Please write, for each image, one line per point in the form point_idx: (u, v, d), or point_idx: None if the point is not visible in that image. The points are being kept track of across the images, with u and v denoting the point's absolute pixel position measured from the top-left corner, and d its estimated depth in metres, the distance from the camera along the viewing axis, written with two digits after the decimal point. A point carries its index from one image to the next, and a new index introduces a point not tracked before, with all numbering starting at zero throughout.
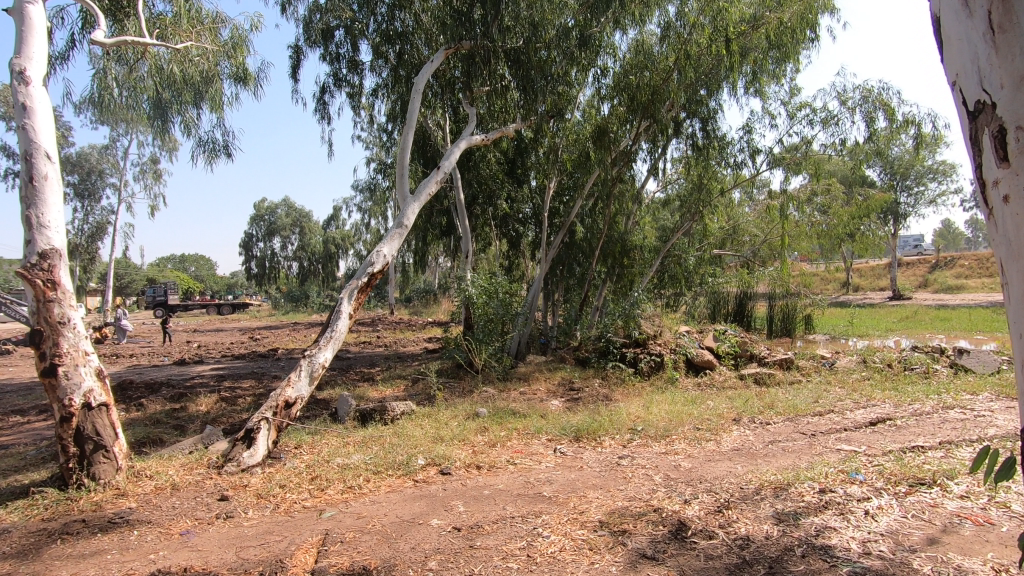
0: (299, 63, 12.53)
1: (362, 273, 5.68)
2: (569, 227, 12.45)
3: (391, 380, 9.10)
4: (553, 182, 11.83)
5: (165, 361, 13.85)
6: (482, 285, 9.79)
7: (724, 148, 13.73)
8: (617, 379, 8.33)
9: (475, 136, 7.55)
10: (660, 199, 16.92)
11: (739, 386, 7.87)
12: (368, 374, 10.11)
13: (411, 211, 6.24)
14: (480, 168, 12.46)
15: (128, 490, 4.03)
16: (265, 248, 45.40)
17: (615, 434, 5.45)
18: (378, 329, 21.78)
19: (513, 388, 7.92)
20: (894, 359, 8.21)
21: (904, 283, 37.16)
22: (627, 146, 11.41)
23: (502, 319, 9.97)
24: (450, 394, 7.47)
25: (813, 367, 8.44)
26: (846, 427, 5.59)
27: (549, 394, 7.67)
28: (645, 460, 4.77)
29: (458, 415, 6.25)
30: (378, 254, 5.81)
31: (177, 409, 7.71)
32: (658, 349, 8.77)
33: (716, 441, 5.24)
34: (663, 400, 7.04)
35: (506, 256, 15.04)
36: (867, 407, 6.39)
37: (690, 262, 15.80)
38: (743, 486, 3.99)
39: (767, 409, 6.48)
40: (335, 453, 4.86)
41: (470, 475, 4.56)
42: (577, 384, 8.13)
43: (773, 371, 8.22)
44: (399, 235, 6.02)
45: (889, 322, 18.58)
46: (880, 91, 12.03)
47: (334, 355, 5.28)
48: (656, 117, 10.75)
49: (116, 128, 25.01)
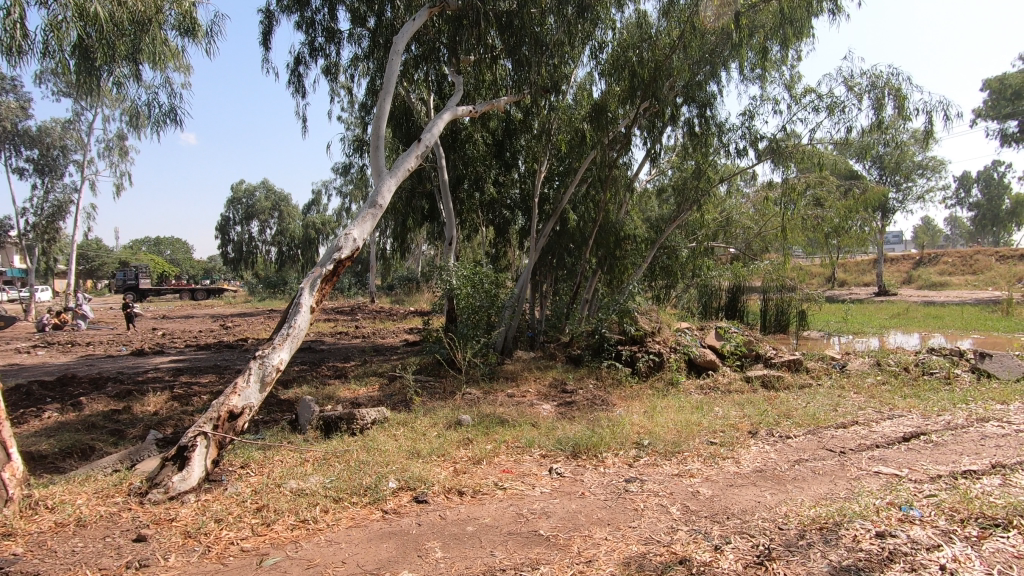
0: (271, 30, 11.52)
1: (328, 259, 4.84)
2: (561, 214, 11.70)
3: (365, 378, 8.29)
4: (545, 165, 11.04)
5: (122, 351, 12.85)
6: (466, 275, 9.02)
7: (723, 136, 13.08)
8: (614, 380, 7.62)
9: (465, 107, 6.68)
10: (654, 188, 16.22)
11: (745, 389, 7.25)
12: (342, 369, 9.29)
13: (387, 188, 5.38)
14: (467, 148, 11.56)
15: (18, 528, 3.20)
16: (242, 231, 43.91)
17: (618, 450, 4.74)
18: (356, 318, 20.92)
19: (499, 390, 7.17)
20: (911, 362, 7.63)
21: (888, 279, 37.27)
22: (625, 127, 10.68)
23: (488, 312, 9.20)
24: (430, 397, 6.72)
25: (823, 369, 7.83)
26: (877, 443, 4.94)
27: (540, 397, 6.93)
28: (657, 485, 4.06)
29: (438, 423, 5.48)
30: (347, 237, 4.98)
31: (121, 409, 6.84)
32: (657, 348, 8.10)
33: (735, 460, 4.56)
34: (667, 407, 6.35)
35: (493, 244, 14.28)
36: (892, 417, 5.77)
37: (683, 253, 15.14)
38: (782, 527, 3.30)
39: (783, 419, 5.82)
40: (289, 474, 4.06)
41: (451, 504, 3.81)
42: (570, 385, 7.42)
43: (781, 374, 7.59)
44: (373, 216, 5.19)
45: (881, 319, 18.24)
46: (891, 76, 11.40)
47: (291, 356, 4.46)
48: (657, 95, 10.15)
49: (79, 101, 23.62)
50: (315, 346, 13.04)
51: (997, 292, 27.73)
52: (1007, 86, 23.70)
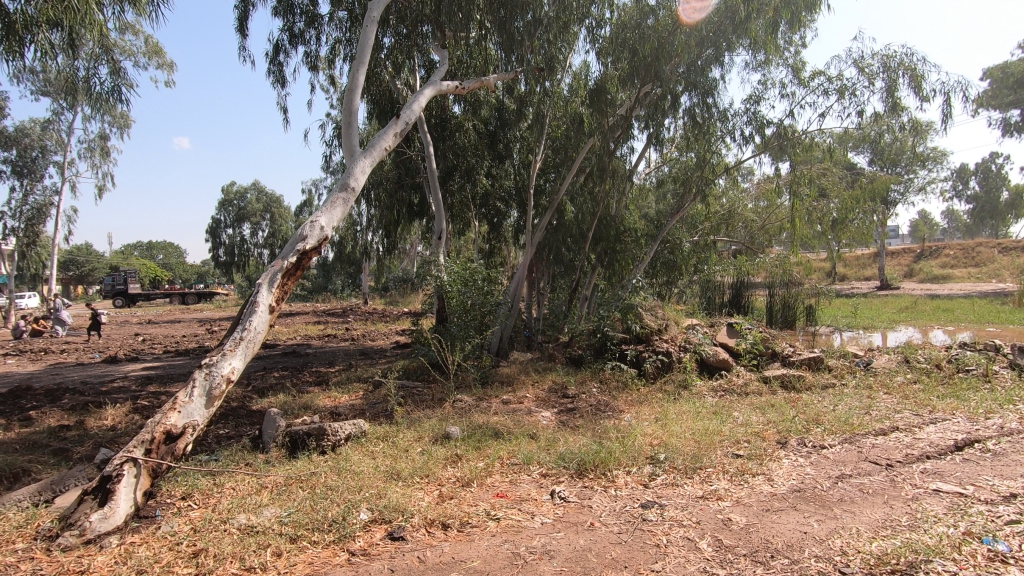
0: (247, 15, 10.81)
1: (290, 250, 4.17)
2: (558, 206, 11.05)
3: (347, 384, 7.61)
4: (540, 154, 10.39)
5: (96, 358, 12.12)
6: (457, 272, 8.37)
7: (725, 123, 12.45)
8: (619, 383, 6.98)
9: (450, 82, 6.00)
10: (653, 181, 15.57)
11: (763, 392, 6.61)
12: (324, 375, 8.60)
13: (360, 170, 4.70)
14: (457, 137, 10.88)
15: None
16: (233, 234, 43.07)
17: (631, 467, 4.08)
18: (347, 321, 20.19)
19: (494, 396, 6.50)
20: (943, 359, 7.00)
21: (890, 273, 36.74)
22: (624, 112, 10.09)
23: (481, 311, 8.54)
24: (416, 406, 6.05)
25: (846, 367, 7.20)
26: (927, 454, 4.30)
27: (538, 404, 6.27)
28: (681, 512, 3.39)
29: (423, 438, 4.81)
30: (313, 225, 4.31)
31: (72, 424, 6.12)
32: (665, 347, 7.46)
33: (768, 479, 3.91)
34: (681, 414, 5.69)
35: (487, 240, 13.62)
36: (936, 422, 5.12)
37: (686, 247, 14.49)
38: (843, 571, 2.65)
39: (813, 425, 5.16)
40: (240, 507, 3.37)
41: (434, 541, 3.13)
42: (572, 390, 6.76)
43: (801, 374, 6.95)
44: (343, 201, 4.52)
45: (889, 313, 17.65)
46: (905, 55, 10.77)
47: (244, 364, 3.80)
48: (659, 75, 9.55)
49: (59, 100, 22.89)
50: (300, 349, 12.34)
51: (1002, 285, 27.18)
52: (1009, 74, 23.07)
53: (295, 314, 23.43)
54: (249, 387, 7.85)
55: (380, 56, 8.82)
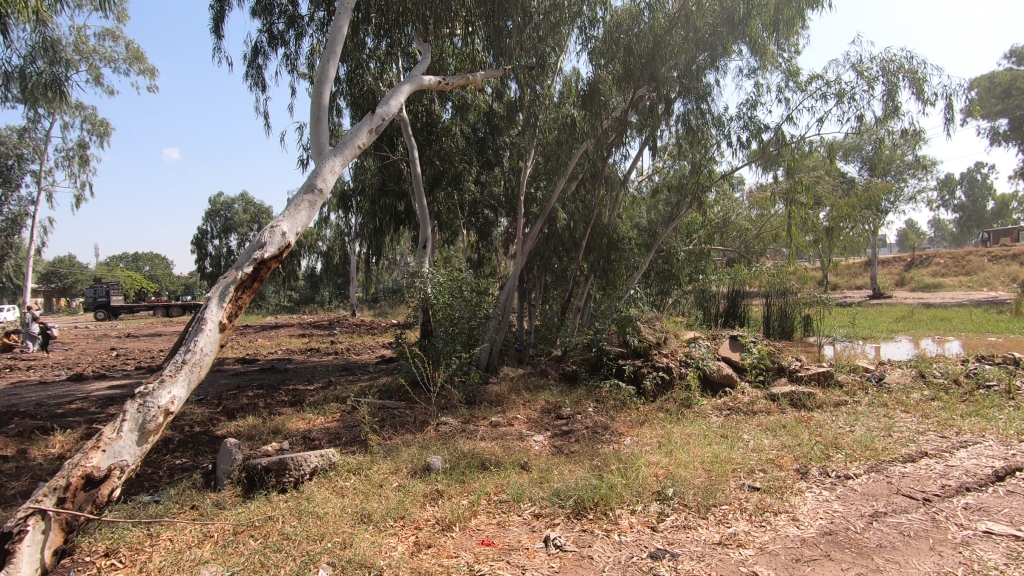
0: (223, 15, 10.32)
1: (246, 260, 3.64)
2: (550, 213, 10.59)
3: (323, 404, 7.05)
4: (530, 160, 9.96)
5: (62, 375, 11.45)
6: (443, 283, 7.86)
7: (720, 129, 12.09)
8: (616, 402, 6.49)
9: (430, 77, 5.51)
10: (647, 190, 15.18)
11: (772, 411, 6.14)
12: (300, 394, 8.02)
13: (330, 170, 4.19)
14: (443, 142, 10.40)
15: None
16: (220, 244, 42.28)
17: (636, 506, 3.58)
18: (333, 333, 19.56)
19: (482, 418, 5.97)
20: (960, 374, 6.57)
21: (882, 281, 36.62)
22: (617, 115, 9.70)
23: (469, 324, 8.01)
24: (396, 432, 5.50)
25: (857, 383, 6.75)
26: (966, 485, 3.83)
27: (530, 427, 5.76)
28: (698, 566, 2.88)
29: (400, 471, 4.27)
30: (274, 231, 3.79)
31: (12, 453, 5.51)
32: (665, 362, 6.97)
33: (794, 519, 3.41)
34: (686, 437, 5.20)
35: (476, 249, 13.13)
36: (967, 445, 4.67)
37: (681, 256, 14.08)
38: None
39: (833, 450, 4.69)
40: (175, 565, 2.82)
41: None
42: (566, 410, 6.26)
43: (811, 390, 6.48)
44: (310, 204, 4.01)
45: (886, 322, 17.33)
46: (906, 59, 10.48)
47: (187, 393, 3.26)
48: (655, 77, 9.18)
49: (35, 107, 22.29)
50: (279, 365, 11.72)
51: (995, 293, 26.99)
52: (996, 83, 23.05)
53: (280, 327, 22.76)
54: (217, 408, 7.26)
55: (361, 55, 8.35)
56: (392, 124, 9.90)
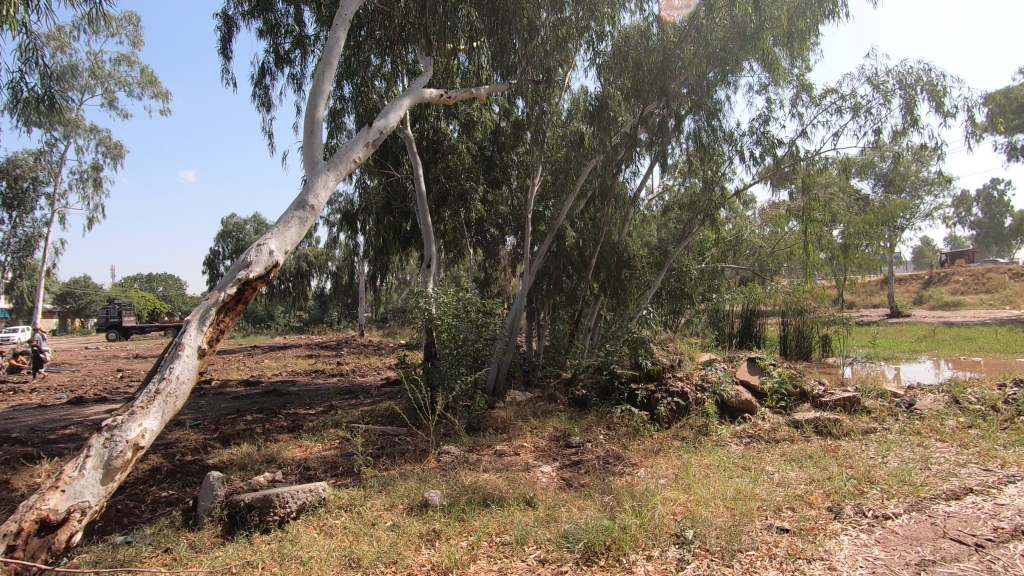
0: (230, 37, 10.32)
1: (229, 281, 3.40)
2: (558, 231, 10.36)
3: (322, 431, 6.77)
4: (538, 178, 9.76)
5: (64, 398, 11.28)
6: (448, 304, 7.61)
7: (731, 146, 11.87)
8: (629, 429, 6.16)
9: (432, 89, 5.32)
10: (658, 208, 14.93)
11: (796, 439, 5.77)
12: (300, 419, 7.76)
13: (323, 184, 3.97)
14: (449, 159, 10.25)
15: None
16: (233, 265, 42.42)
17: (651, 550, 3.24)
18: (340, 354, 19.35)
19: (486, 447, 5.66)
20: (999, 400, 6.15)
21: (899, 299, 35.86)
22: (626, 132, 9.52)
23: (474, 346, 7.73)
24: (395, 462, 5.21)
25: (886, 410, 6.34)
26: (1021, 528, 3.44)
27: (537, 456, 5.43)
28: None
29: (395, 507, 3.97)
30: (260, 250, 3.55)
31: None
32: (680, 387, 6.61)
33: (831, 568, 3.05)
34: (705, 469, 4.85)
35: (484, 269, 12.90)
36: (1015, 481, 4.27)
37: (693, 275, 13.75)
38: None
39: (867, 484, 4.31)
40: None
41: None
42: (575, 437, 5.92)
43: (837, 417, 6.10)
44: (300, 222, 3.79)
45: (907, 343, 16.77)
46: (925, 71, 10.21)
47: (158, 425, 2.99)
48: (665, 92, 8.99)
49: (51, 130, 22.63)
50: (282, 388, 11.48)
51: (1019, 312, 26.21)
52: (1012, 99, 22.63)
53: (287, 348, 22.58)
54: (213, 435, 7.00)
55: (366, 73, 8.25)
56: (397, 142, 9.77)
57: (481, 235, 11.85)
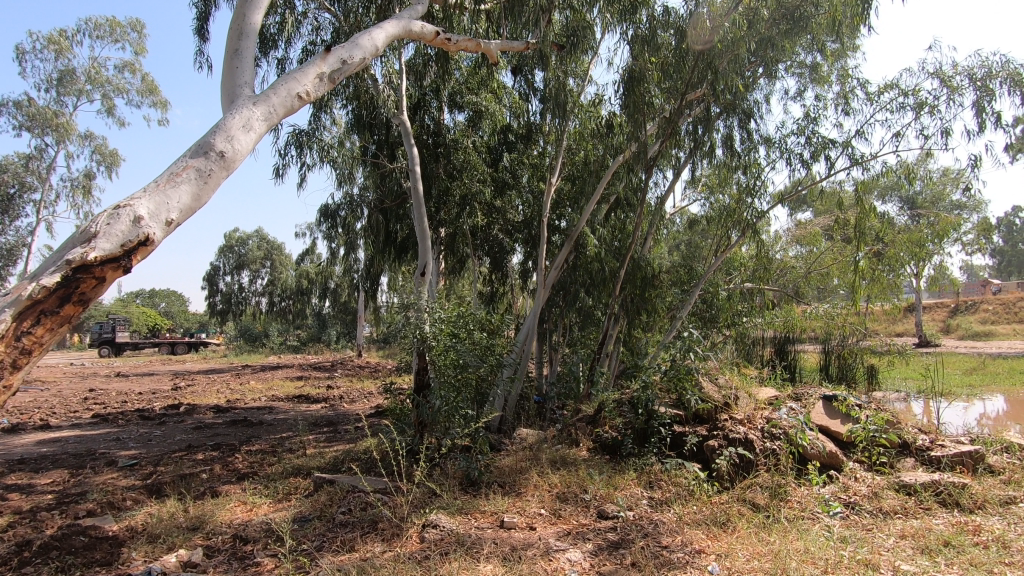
0: (208, 15, 9.07)
1: (48, 265, 2.03)
2: (578, 240, 8.97)
3: (277, 483, 5.27)
4: (555, 177, 8.41)
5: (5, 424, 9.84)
6: (446, 322, 6.17)
7: (771, 149, 10.52)
8: (678, 490, 4.65)
9: (423, 25, 4.07)
10: (680, 223, 13.56)
11: (913, 511, 4.24)
12: (258, 462, 6.25)
13: (239, 125, 2.63)
14: (453, 156, 8.93)
15: None
16: (231, 282, 38.76)
17: None
18: (332, 376, 17.89)
19: (489, 517, 4.17)
20: None
21: (925, 327, 34.01)
22: (659, 126, 8.22)
23: (477, 373, 6.22)
24: (359, 543, 3.71)
25: (1020, 471, 4.80)
26: None
27: (561, 532, 3.93)
28: None
29: None
30: (116, 215, 2.16)
31: None
32: (743, 434, 5.06)
33: None
34: (808, 565, 3.33)
35: (489, 284, 11.51)
36: None
37: (725, 295, 12.25)
38: None
39: None
40: None
41: None
42: (611, 502, 4.41)
43: (963, 480, 4.55)
44: (196, 176, 2.42)
45: (959, 376, 15.10)
46: (1003, 63, 8.85)
47: None
48: (710, 74, 7.65)
49: (42, 136, 21.72)
50: (255, 415, 10.03)
51: None
52: None
53: (278, 368, 21.16)
54: (141, 484, 5.51)
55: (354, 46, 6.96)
56: (393, 133, 8.46)
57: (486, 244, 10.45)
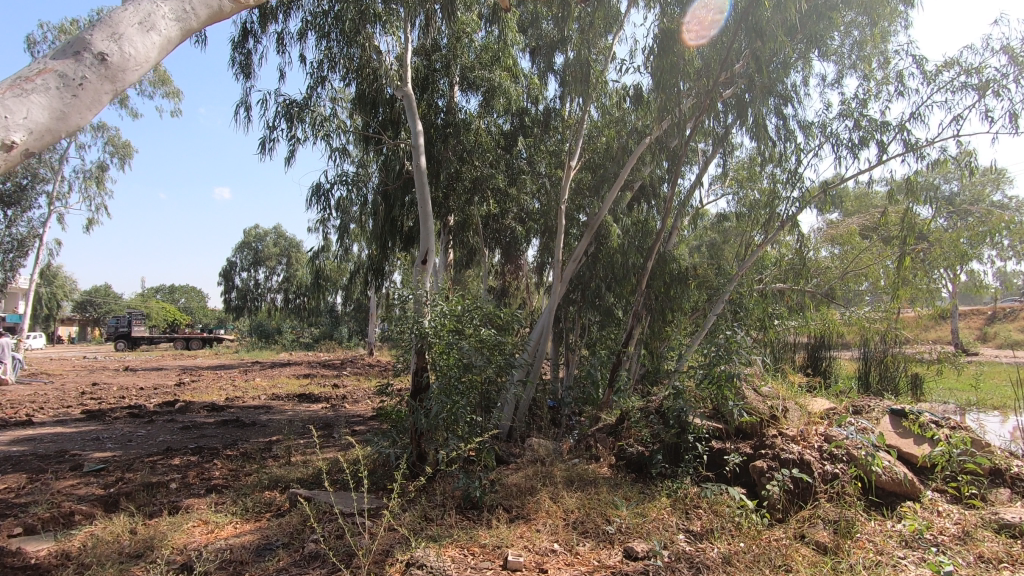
0: None
1: None
2: (599, 231, 8.17)
3: (249, 497, 4.56)
4: (576, 161, 7.62)
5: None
6: (449, 317, 5.41)
7: (812, 136, 9.58)
8: (721, 521, 3.83)
9: None
10: (708, 218, 12.66)
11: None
12: (236, 470, 5.56)
13: (125, 33, 2.42)
14: (463, 137, 8.17)
15: None
16: (246, 278, 38.61)
17: None
18: (340, 375, 17.27)
19: (489, 552, 3.40)
20: None
21: (960, 336, 32.41)
22: (692, 104, 7.37)
23: (484, 376, 5.45)
24: None
25: None
26: None
27: None
28: None
29: None
30: None
31: None
32: (796, 454, 4.23)
33: None
34: None
35: (501, 279, 10.73)
36: None
37: (756, 295, 11.33)
38: None
39: None
40: None
41: None
42: (639, 537, 3.61)
43: None
44: (61, 87, 2.22)
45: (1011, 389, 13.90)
46: None
47: None
48: (751, 43, 6.77)
49: None
50: (250, 415, 9.40)
51: None
52: None
53: (286, 366, 20.65)
54: (98, 494, 4.84)
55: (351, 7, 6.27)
56: (397, 110, 7.78)
57: (499, 235, 9.68)
